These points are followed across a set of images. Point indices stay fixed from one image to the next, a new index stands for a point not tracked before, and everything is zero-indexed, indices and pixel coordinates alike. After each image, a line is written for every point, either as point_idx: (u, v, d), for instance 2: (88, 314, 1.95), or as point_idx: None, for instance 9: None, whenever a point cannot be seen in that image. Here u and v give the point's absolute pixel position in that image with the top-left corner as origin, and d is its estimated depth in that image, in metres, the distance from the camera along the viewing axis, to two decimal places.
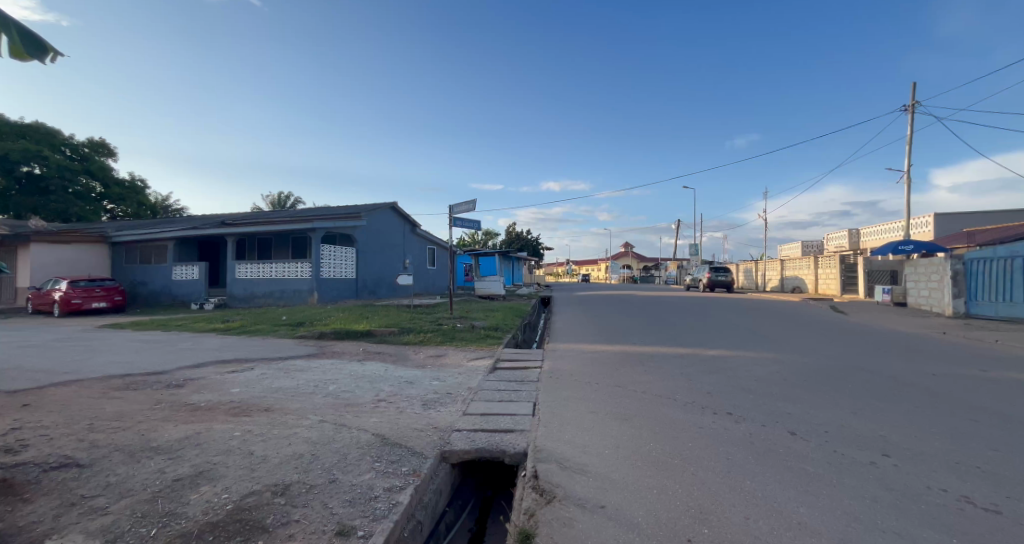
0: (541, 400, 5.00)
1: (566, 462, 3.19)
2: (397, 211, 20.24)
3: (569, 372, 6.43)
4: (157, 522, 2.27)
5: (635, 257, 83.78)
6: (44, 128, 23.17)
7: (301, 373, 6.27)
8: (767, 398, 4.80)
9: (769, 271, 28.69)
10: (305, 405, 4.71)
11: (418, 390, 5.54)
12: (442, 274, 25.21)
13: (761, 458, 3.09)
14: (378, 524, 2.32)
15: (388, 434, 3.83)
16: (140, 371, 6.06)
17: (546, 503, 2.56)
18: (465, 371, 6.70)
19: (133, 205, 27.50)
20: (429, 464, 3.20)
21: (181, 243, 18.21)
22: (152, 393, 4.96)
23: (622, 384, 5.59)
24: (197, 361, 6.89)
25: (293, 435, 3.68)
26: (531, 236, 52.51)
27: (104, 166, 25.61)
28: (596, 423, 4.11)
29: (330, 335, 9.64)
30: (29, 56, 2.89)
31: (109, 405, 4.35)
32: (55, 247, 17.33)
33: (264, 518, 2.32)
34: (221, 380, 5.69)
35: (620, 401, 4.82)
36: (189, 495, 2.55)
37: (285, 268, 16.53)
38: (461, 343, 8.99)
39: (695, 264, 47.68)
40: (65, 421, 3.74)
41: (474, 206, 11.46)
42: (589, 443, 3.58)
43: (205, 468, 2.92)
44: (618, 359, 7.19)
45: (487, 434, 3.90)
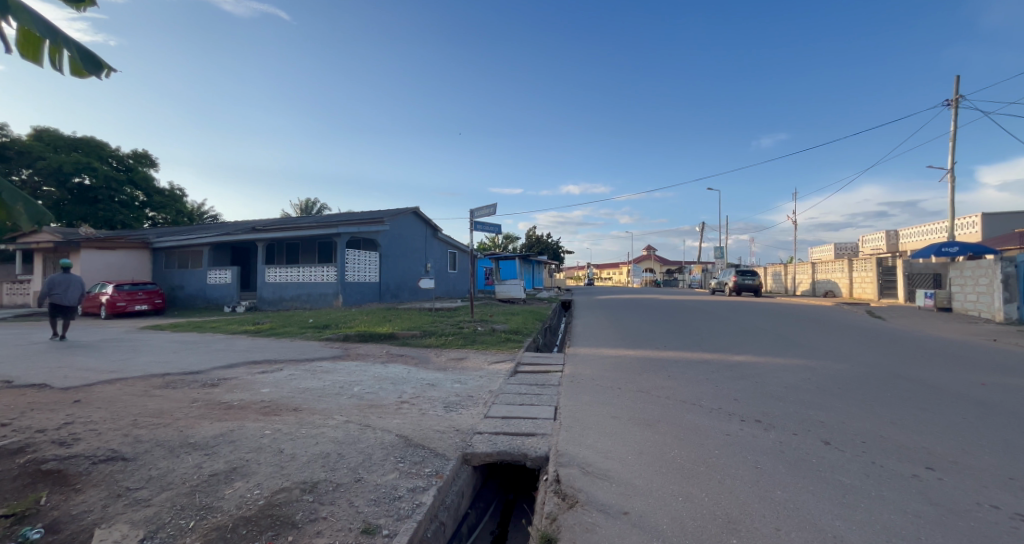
0: (562, 404, 5.00)
1: (588, 467, 3.18)
2: (419, 216, 20.61)
3: (591, 377, 6.36)
4: (196, 515, 2.39)
5: (657, 260, 82.34)
6: (95, 141, 24.67)
7: (327, 375, 6.44)
8: (799, 405, 4.64)
9: (800, 274, 27.68)
10: (331, 406, 4.83)
11: (440, 393, 5.60)
12: (463, 278, 25.45)
13: (792, 468, 2.99)
14: (402, 523, 2.37)
15: (412, 435, 3.90)
16: (176, 371, 6.33)
17: (569, 508, 2.56)
18: (486, 374, 6.73)
19: (173, 212, 29.44)
20: (451, 465, 3.24)
21: (215, 249, 19.02)
22: (189, 391, 5.20)
23: (645, 389, 5.49)
24: (229, 362, 7.19)
25: (321, 434, 3.80)
26: (551, 239, 52.24)
27: (147, 176, 27.44)
28: (618, 429, 4.05)
29: (355, 337, 9.90)
30: (89, 72, 3.11)
31: (150, 402, 4.58)
32: (102, 252, 18.38)
33: (294, 514, 2.40)
34: (252, 381, 5.91)
35: (644, 406, 4.76)
36: (224, 490, 2.66)
37: (312, 272, 17.03)
38: (481, 347, 9.02)
39: (720, 266, 46.38)
40: (112, 416, 3.96)
41: (495, 210, 11.61)
42: (611, 449, 3.55)
43: (239, 464, 3.04)
44: (641, 364, 7.09)
45: (509, 437, 3.92)
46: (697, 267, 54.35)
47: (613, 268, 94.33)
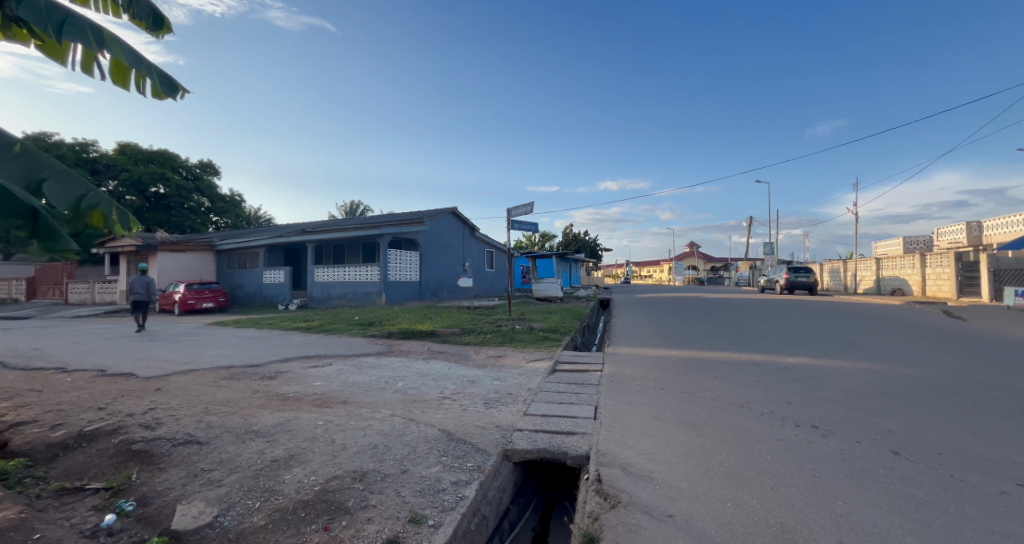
0: (603, 403, 4.96)
1: (631, 467, 3.14)
2: (457, 216, 21.03)
3: (632, 376, 6.25)
4: (261, 496, 2.60)
5: (701, 257, 79.19)
6: (168, 154, 27.13)
7: (373, 370, 6.74)
8: (862, 412, 4.33)
9: (863, 271, 25.71)
10: (377, 399, 5.06)
11: (480, 389, 5.71)
12: (500, 276, 25.67)
13: (854, 478, 2.82)
14: (447, 514, 2.47)
15: (453, 430, 4.01)
16: (239, 363, 6.85)
17: (611, 508, 2.55)
18: (524, 372, 6.79)
19: (233, 216, 31.78)
20: (493, 461, 3.31)
21: (270, 250, 20.31)
22: (251, 383, 5.62)
23: (689, 390, 5.34)
24: (285, 356, 7.69)
25: (369, 427, 3.99)
26: (588, 237, 51.50)
27: (211, 184, 29.82)
28: (660, 430, 3.97)
29: (398, 334, 10.26)
30: (166, 95, 3.40)
31: (218, 392, 5.01)
32: (175, 254, 20.13)
33: (347, 500, 2.55)
34: (305, 374, 6.29)
35: (688, 408, 4.63)
36: (284, 475, 2.86)
37: (357, 271, 17.79)
38: (520, 345, 9.09)
39: (770, 263, 43.93)
40: (187, 404, 4.37)
41: (531, 209, 11.66)
42: (654, 450, 3.49)
43: (297, 452, 3.26)
44: (684, 364, 6.89)
45: (549, 435, 3.94)
46: (745, 264, 51.77)
47: (653, 266, 91.68)
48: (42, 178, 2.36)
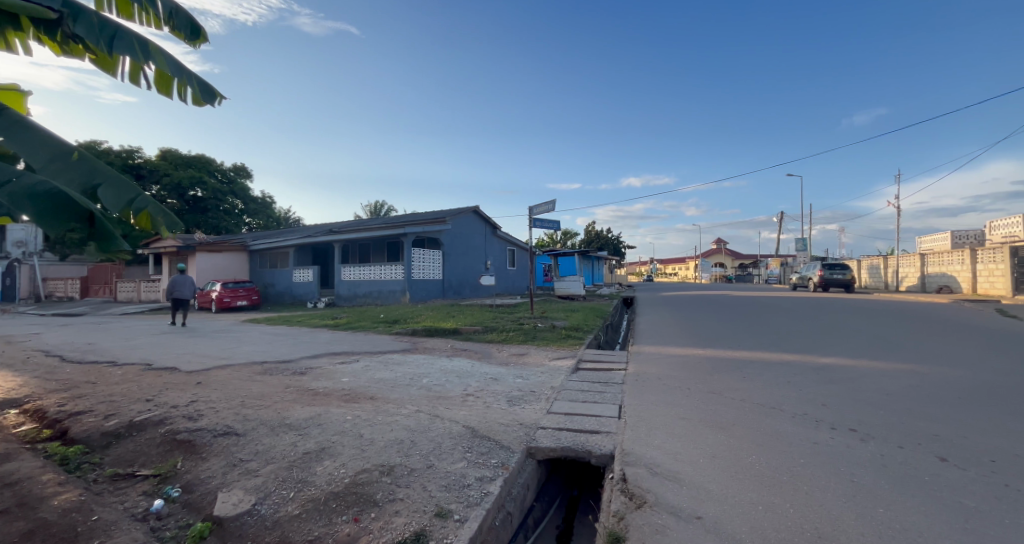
0: (627, 402, 4.91)
1: (656, 468, 3.10)
2: (479, 215, 21.18)
3: (657, 376, 6.15)
4: (295, 487, 2.70)
5: (728, 253, 76.98)
6: (205, 158, 28.45)
7: (398, 367, 6.89)
8: (905, 416, 4.13)
9: (905, 267, 24.44)
10: (403, 396, 5.16)
11: (503, 387, 5.75)
12: (522, 274, 25.68)
13: (895, 484, 2.69)
14: (472, 510, 2.50)
15: (478, 427, 4.05)
16: (272, 359, 7.12)
17: (636, 508, 2.53)
18: (547, 370, 6.78)
19: (265, 217, 33.03)
20: (517, 458, 3.34)
21: (299, 250, 20.96)
22: (283, 378, 5.84)
23: (716, 391, 5.22)
24: (314, 352, 7.94)
25: (395, 422, 4.08)
26: (611, 235, 50.85)
27: (245, 187, 31.10)
28: (687, 430, 3.90)
29: (422, 332, 10.43)
30: (204, 101, 3.50)
31: (253, 386, 5.22)
32: (211, 254, 21.05)
33: (375, 493, 2.63)
34: (334, 370, 6.48)
35: (715, 408, 4.53)
36: (316, 467, 2.97)
37: (382, 270, 18.15)
38: (542, 343, 9.08)
39: (803, 260, 42.29)
40: (225, 397, 4.58)
41: (553, 207, 11.60)
42: (681, 451, 3.43)
43: (327, 445, 3.37)
44: (712, 363, 6.72)
45: (572, 433, 3.93)
46: (776, 261, 50.01)
47: (678, 264, 89.72)
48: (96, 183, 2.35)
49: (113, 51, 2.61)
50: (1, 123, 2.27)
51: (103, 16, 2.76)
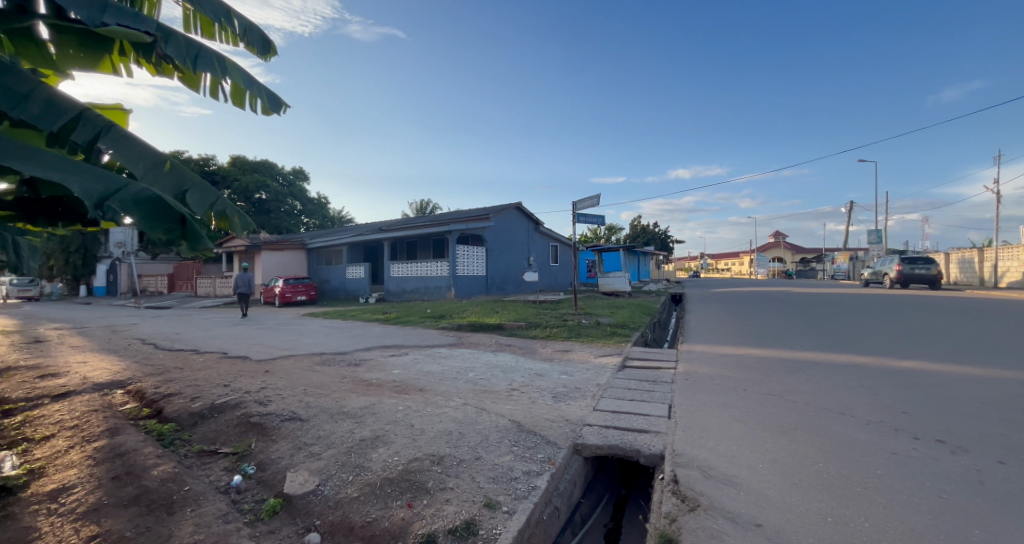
0: (677, 402, 4.75)
1: (710, 471, 2.98)
2: (522, 211, 21.24)
3: (710, 375, 5.89)
4: (353, 470, 2.87)
5: (788, 247, 71.92)
6: (269, 164, 30.84)
7: (445, 360, 7.08)
8: (1005, 428, 3.67)
9: (1005, 260, 21.63)
10: (450, 388, 5.31)
11: (548, 383, 5.75)
12: (565, 270, 25.46)
13: (993, 503, 2.41)
14: (520, 503, 2.53)
15: (524, 422, 4.09)
16: (330, 351, 7.57)
17: (689, 510, 2.45)
18: (592, 367, 6.70)
19: (321, 217, 35.14)
20: (563, 454, 3.33)
21: (352, 248, 22.06)
22: (340, 368, 6.20)
23: (776, 393, 4.91)
24: (367, 345, 8.35)
25: (444, 414, 4.21)
26: (658, 229, 49.10)
27: (303, 189, 33.30)
28: (744, 433, 3.71)
29: (468, 327, 10.64)
30: (273, 112, 3.70)
31: (313, 376, 5.59)
32: (274, 252, 22.69)
33: (427, 481, 2.72)
34: (385, 363, 6.78)
35: (775, 411, 4.27)
36: (371, 453, 3.13)
37: (428, 267, 18.68)
38: (586, 340, 8.99)
39: (877, 253, 38.61)
40: (289, 385, 4.94)
41: (598, 201, 11.39)
42: (738, 454, 3.27)
43: (381, 433, 3.54)
44: (770, 364, 6.34)
45: (620, 432, 3.86)
46: (844, 255, 46.02)
47: (731, 259, 85.16)
48: (185, 190, 2.54)
49: (197, 69, 2.82)
50: (99, 130, 2.39)
51: (189, 37, 2.96)
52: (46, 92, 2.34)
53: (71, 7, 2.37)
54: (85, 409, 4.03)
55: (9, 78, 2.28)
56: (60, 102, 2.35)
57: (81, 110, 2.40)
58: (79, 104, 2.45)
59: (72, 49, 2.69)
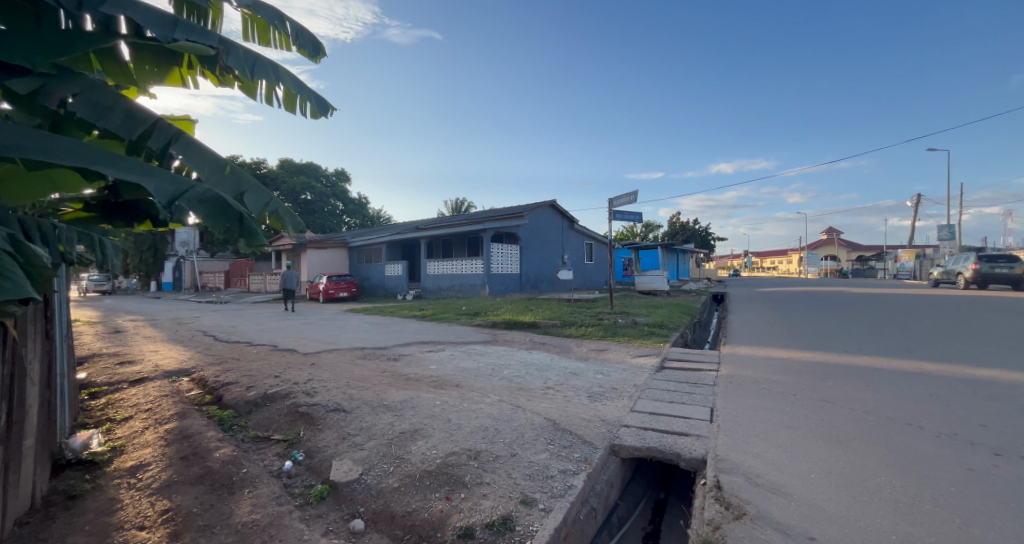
0: (720, 405, 4.56)
1: (757, 478, 2.85)
2: (557, 209, 21.11)
3: (755, 379, 5.62)
4: (394, 461, 2.96)
5: (843, 245, 67.24)
6: (314, 166, 32.44)
7: (481, 357, 7.15)
8: None
9: None
10: (485, 385, 5.36)
11: (583, 382, 5.69)
12: (600, 268, 25.07)
13: None
14: (556, 501, 2.52)
15: (559, 420, 4.06)
16: (370, 345, 7.84)
17: (734, 518, 2.35)
18: (629, 367, 6.56)
19: (361, 217, 36.47)
20: (599, 454, 3.29)
21: (390, 246, 22.73)
22: (380, 363, 6.41)
23: (830, 400, 4.60)
24: (405, 341, 8.57)
25: (480, 410, 4.26)
26: (699, 227, 47.29)
27: (345, 190, 34.73)
28: (794, 440, 3.52)
29: (502, 324, 10.70)
30: (321, 115, 3.86)
31: (355, 369, 5.81)
32: (319, 251, 23.78)
33: (464, 475, 2.77)
34: (423, 358, 6.94)
35: (830, 419, 4.01)
36: (410, 446, 3.21)
37: (463, 265, 18.95)
38: (622, 339, 8.81)
39: (949, 251, 35.32)
40: (333, 377, 5.17)
41: (635, 198, 11.12)
42: (788, 462, 3.10)
43: (419, 427, 3.63)
44: (823, 369, 5.96)
45: (659, 434, 3.76)
46: (908, 253, 42.41)
47: (779, 257, 80.75)
48: (242, 191, 2.70)
49: (254, 77, 2.99)
50: (168, 138, 2.58)
51: (246, 47, 3.12)
52: (126, 103, 2.53)
53: (147, 25, 2.55)
54: (157, 394, 4.40)
55: (94, 92, 2.47)
56: (138, 113, 2.54)
57: (155, 120, 2.59)
58: (153, 114, 2.64)
59: (149, 63, 2.95)
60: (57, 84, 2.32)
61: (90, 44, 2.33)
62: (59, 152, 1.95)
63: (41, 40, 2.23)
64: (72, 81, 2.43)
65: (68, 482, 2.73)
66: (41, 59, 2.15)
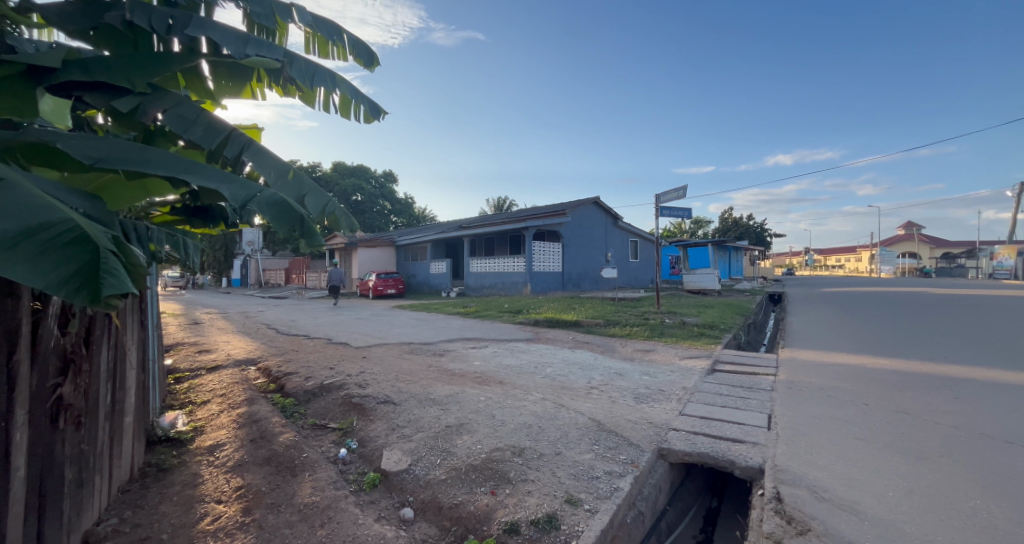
0: (779, 412, 4.28)
1: (824, 492, 2.65)
2: (600, 206, 20.73)
3: (819, 386, 5.22)
4: (441, 454, 3.04)
5: (922, 241, 60.84)
6: (364, 168, 33.95)
7: (523, 355, 7.17)
8: None
9: None
10: (529, 382, 5.38)
11: (629, 383, 5.55)
12: (646, 267, 24.32)
13: None
14: (602, 502, 2.48)
15: (604, 421, 3.99)
16: (417, 341, 8.10)
17: (797, 534, 2.20)
18: (677, 369, 6.31)
19: (407, 216, 37.73)
20: (647, 457, 3.20)
21: (435, 244, 23.33)
22: (426, 358, 6.60)
23: (909, 412, 4.18)
24: (449, 337, 8.78)
25: (523, 407, 4.27)
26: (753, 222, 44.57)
27: (392, 191, 36.06)
28: (867, 454, 3.23)
29: (545, 322, 10.67)
30: (374, 120, 4.02)
31: (403, 363, 6.03)
32: (368, 249, 24.88)
33: (508, 471, 2.79)
34: (466, 354, 7.07)
35: (908, 432, 3.65)
36: (456, 440, 3.28)
37: (506, 263, 19.08)
38: (670, 340, 8.49)
39: None
40: (382, 370, 5.39)
41: (684, 193, 10.68)
42: (859, 477, 2.86)
43: (464, 421, 3.69)
44: (899, 378, 5.43)
45: (711, 439, 3.59)
46: (1003, 250, 37.61)
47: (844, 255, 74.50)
48: (304, 194, 2.87)
49: (313, 85, 3.18)
50: (241, 146, 2.79)
51: (308, 59, 3.31)
52: (207, 116, 2.76)
53: (224, 44, 2.77)
54: (229, 381, 4.80)
55: (181, 107, 2.71)
56: (216, 124, 2.77)
57: (230, 130, 2.81)
58: (229, 125, 2.86)
59: (226, 80, 3.19)
60: (151, 101, 2.57)
61: (178, 63, 2.57)
62: (153, 163, 2.16)
63: (137, 61, 2.49)
64: (163, 98, 2.68)
65: (159, 456, 3.04)
66: (139, 79, 2.39)
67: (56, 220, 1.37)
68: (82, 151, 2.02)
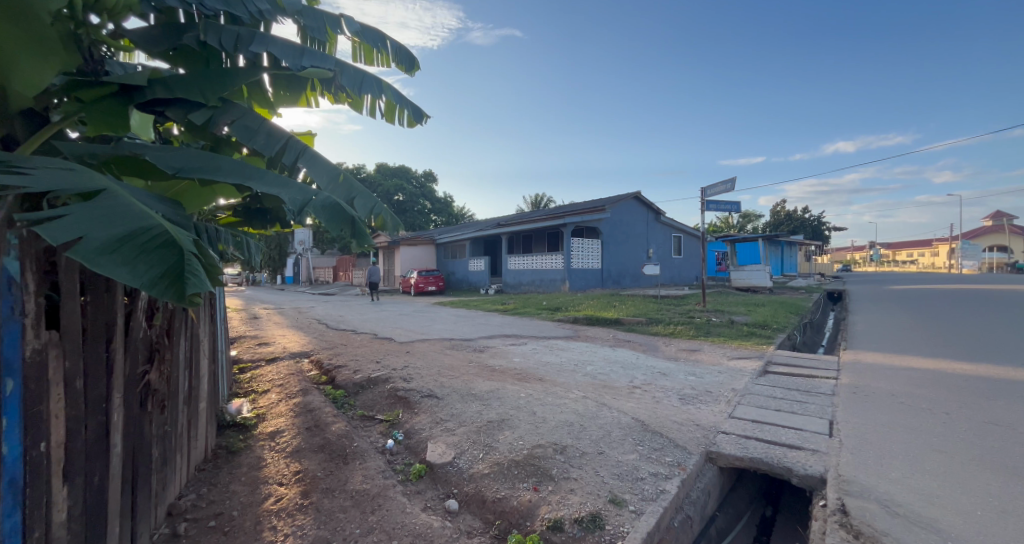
0: (841, 418, 3.97)
1: (897, 507, 2.43)
2: (641, 201, 20.16)
3: (887, 392, 4.79)
4: (483, 448, 3.07)
5: (1010, 233, 54.45)
6: (405, 169, 34.96)
7: (563, 353, 7.11)
8: None
9: None
10: (569, 380, 5.33)
11: (673, 383, 5.37)
12: (690, 263, 23.40)
13: None
14: (648, 504, 2.41)
15: (648, 421, 3.87)
16: (457, 337, 8.25)
17: None
18: (725, 370, 6.03)
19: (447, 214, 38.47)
20: (695, 460, 3.07)
21: (473, 242, 23.65)
22: (467, 354, 6.70)
23: (997, 424, 3.74)
24: (489, 333, 8.88)
25: (564, 404, 4.23)
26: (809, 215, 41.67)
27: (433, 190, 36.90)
28: (947, 468, 2.94)
29: (584, 320, 10.53)
30: (417, 123, 4.11)
31: (444, 358, 6.16)
32: (410, 247, 25.62)
33: (551, 468, 2.77)
34: (506, 351, 7.11)
35: (997, 446, 3.28)
36: (498, 435, 3.30)
37: (544, 260, 19.00)
38: (717, 340, 8.12)
39: None
40: (425, 365, 5.54)
41: (732, 186, 10.16)
42: (939, 493, 2.60)
43: (506, 417, 3.72)
44: (983, 386, 4.89)
45: (765, 444, 3.39)
46: None
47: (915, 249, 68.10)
48: (353, 197, 3.00)
49: (362, 92, 3.29)
50: (297, 153, 2.94)
51: (357, 67, 3.44)
52: (267, 125, 2.91)
53: (282, 57, 2.93)
54: (285, 372, 5.11)
55: (245, 117, 2.88)
56: (276, 132, 2.91)
57: (288, 137, 2.95)
58: (287, 132, 3.01)
59: (283, 91, 3.37)
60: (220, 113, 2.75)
61: (243, 77, 2.74)
62: (224, 171, 2.32)
63: (209, 77, 2.68)
64: (230, 109, 2.85)
65: (228, 439, 3.29)
66: (211, 94, 2.56)
67: (148, 225, 1.50)
68: (164, 162, 2.19)
